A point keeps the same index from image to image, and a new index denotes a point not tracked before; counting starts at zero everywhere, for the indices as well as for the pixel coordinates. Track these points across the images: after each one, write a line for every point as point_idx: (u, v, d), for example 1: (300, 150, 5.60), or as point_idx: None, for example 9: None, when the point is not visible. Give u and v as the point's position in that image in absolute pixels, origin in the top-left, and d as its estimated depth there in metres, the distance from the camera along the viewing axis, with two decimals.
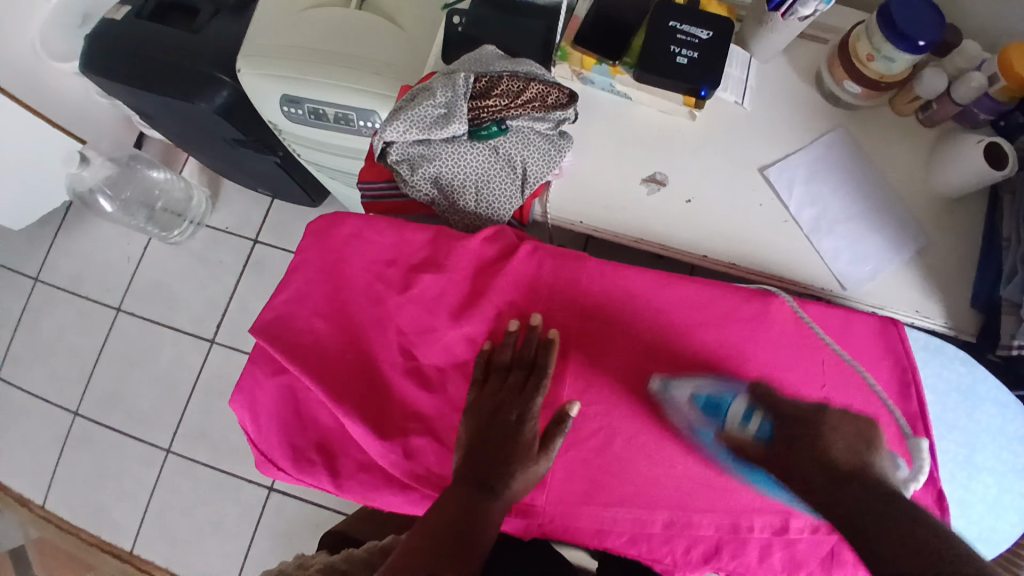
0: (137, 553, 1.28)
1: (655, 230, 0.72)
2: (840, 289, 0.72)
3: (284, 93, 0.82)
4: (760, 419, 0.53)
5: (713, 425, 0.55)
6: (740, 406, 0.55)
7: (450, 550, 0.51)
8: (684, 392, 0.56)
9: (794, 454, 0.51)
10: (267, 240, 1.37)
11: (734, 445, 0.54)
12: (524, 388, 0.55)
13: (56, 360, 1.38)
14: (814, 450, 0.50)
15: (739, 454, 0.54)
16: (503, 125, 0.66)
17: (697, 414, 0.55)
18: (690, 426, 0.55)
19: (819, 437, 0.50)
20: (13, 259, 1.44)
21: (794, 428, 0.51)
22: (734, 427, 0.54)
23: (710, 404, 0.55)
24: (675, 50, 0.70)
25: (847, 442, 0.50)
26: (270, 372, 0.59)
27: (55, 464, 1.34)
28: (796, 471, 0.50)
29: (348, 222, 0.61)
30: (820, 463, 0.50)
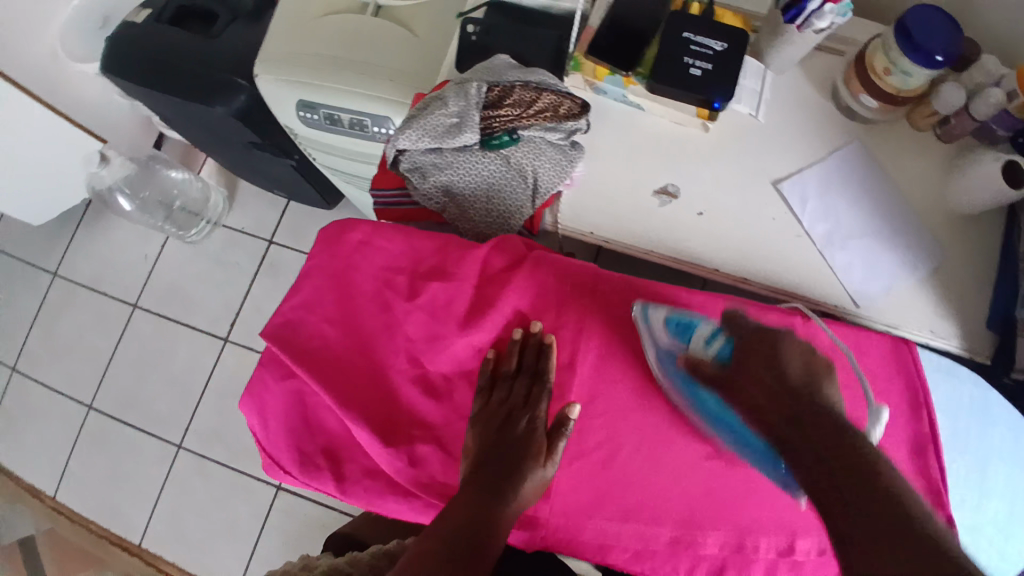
0: (146, 547, 1.30)
1: (666, 241, 0.72)
2: (852, 305, 0.72)
3: (300, 98, 0.84)
4: (723, 340, 0.56)
5: (679, 345, 0.57)
6: (706, 329, 0.57)
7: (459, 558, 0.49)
8: (659, 313, 0.57)
9: (749, 373, 0.54)
10: (281, 241, 1.39)
11: (692, 364, 0.56)
12: (532, 392, 0.57)
13: (72, 355, 1.41)
14: (771, 372, 0.52)
15: (696, 374, 0.56)
16: (514, 136, 0.66)
17: (666, 333, 0.57)
18: (656, 342, 0.56)
19: (777, 354, 0.53)
20: (32, 255, 1.48)
21: (752, 346, 0.54)
22: (697, 348, 0.57)
23: (678, 327, 0.57)
24: (689, 61, 0.70)
25: (802, 365, 0.52)
26: (279, 376, 0.59)
27: (68, 457, 1.37)
28: (752, 390, 0.53)
29: (360, 229, 0.62)
30: (770, 380, 0.52)
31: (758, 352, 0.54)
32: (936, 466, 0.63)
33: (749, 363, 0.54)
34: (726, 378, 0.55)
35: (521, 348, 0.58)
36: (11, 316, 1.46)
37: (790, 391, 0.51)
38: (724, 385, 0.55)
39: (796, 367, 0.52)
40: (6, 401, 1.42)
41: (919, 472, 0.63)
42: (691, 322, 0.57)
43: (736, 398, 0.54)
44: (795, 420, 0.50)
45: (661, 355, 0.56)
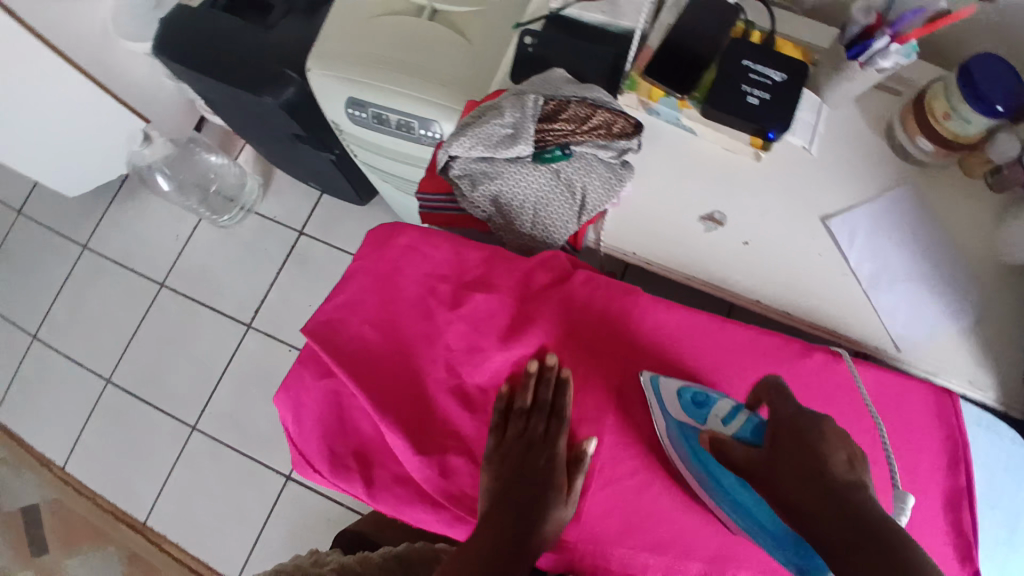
0: (151, 525, 1.31)
1: (711, 268, 0.71)
2: (895, 349, 0.70)
3: (351, 95, 0.84)
4: (745, 419, 0.51)
5: (695, 421, 0.53)
6: (726, 404, 0.53)
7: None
8: (669, 383, 0.55)
9: (784, 469, 0.45)
10: (311, 233, 1.39)
11: (716, 443, 0.50)
12: (547, 432, 0.56)
13: (95, 329, 1.42)
14: (803, 462, 0.44)
15: (721, 454, 0.49)
16: (567, 150, 0.66)
17: (678, 406, 0.54)
18: (668, 415, 0.54)
19: (817, 447, 0.44)
20: (63, 225, 1.50)
21: (787, 435, 0.46)
22: (715, 425, 0.52)
23: (694, 402, 0.54)
24: (747, 90, 0.69)
25: (843, 458, 0.44)
26: (316, 375, 0.60)
27: (81, 428, 1.38)
28: (782, 484, 0.44)
29: (407, 234, 0.62)
30: (801, 473, 0.43)
31: (794, 446, 0.45)
32: (968, 519, 0.61)
33: (784, 457, 0.45)
34: (757, 472, 0.47)
35: (536, 382, 0.56)
36: (36, 284, 1.48)
37: (834, 497, 0.42)
38: (756, 479, 0.46)
39: (842, 468, 0.43)
40: (25, 368, 1.44)
41: (949, 523, 0.61)
42: (706, 396, 0.54)
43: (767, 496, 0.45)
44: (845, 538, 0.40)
45: (674, 427, 0.53)
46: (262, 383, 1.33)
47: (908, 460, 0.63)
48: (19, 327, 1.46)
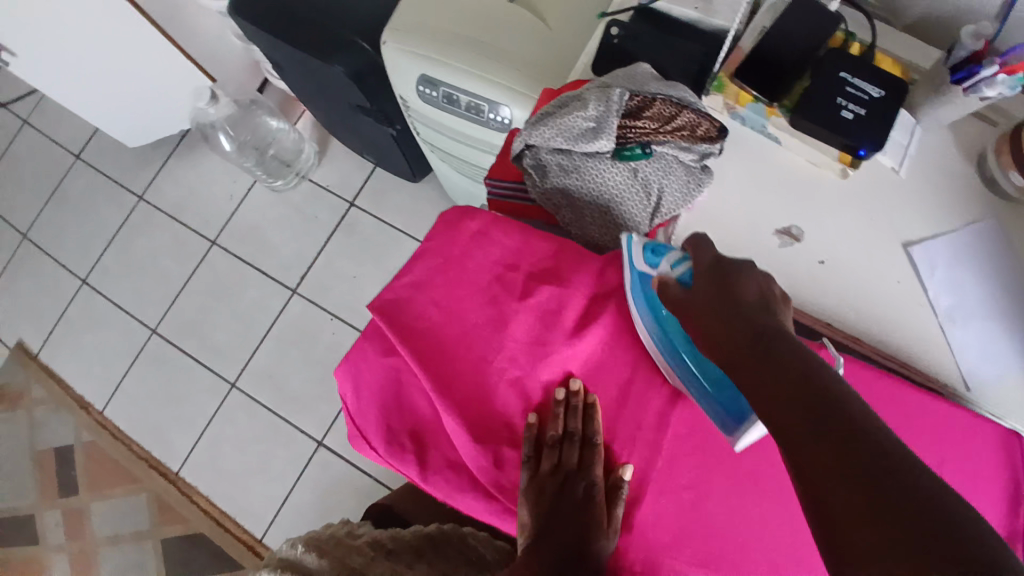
0: (182, 476, 1.35)
1: (783, 285, 0.69)
2: (964, 390, 0.67)
3: (423, 72, 0.83)
4: (687, 266, 0.56)
5: (649, 266, 0.56)
6: (676, 257, 0.56)
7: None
8: (640, 240, 0.57)
9: (704, 301, 0.52)
10: (361, 205, 1.40)
11: (660, 286, 0.55)
12: (583, 473, 0.57)
13: (144, 280, 1.46)
14: (724, 291, 0.52)
15: (664, 295, 0.55)
16: (648, 149, 0.63)
17: (641, 256, 0.56)
18: (634, 265, 0.56)
19: (733, 283, 0.52)
20: (121, 174, 1.53)
21: (712, 275, 0.54)
22: (665, 269, 0.56)
23: (652, 251, 0.57)
24: (842, 103, 0.67)
25: (758, 291, 0.52)
26: (378, 351, 0.60)
27: (123, 373, 1.42)
28: (702, 309, 0.52)
29: (484, 220, 0.61)
30: (724, 300, 0.51)
31: (717, 284, 0.53)
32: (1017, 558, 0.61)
33: (707, 292, 0.53)
34: (686, 306, 0.53)
35: (564, 412, 0.56)
36: (90, 230, 1.52)
37: (742, 313, 0.50)
38: (682, 313, 0.53)
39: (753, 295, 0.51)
40: (71, 311, 1.49)
41: None
42: (665, 248, 0.57)
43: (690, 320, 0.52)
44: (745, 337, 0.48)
45: (636, 282, 0.56)
46: (301, 349, 1.35)
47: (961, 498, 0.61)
48: (68, 271, 1.51)
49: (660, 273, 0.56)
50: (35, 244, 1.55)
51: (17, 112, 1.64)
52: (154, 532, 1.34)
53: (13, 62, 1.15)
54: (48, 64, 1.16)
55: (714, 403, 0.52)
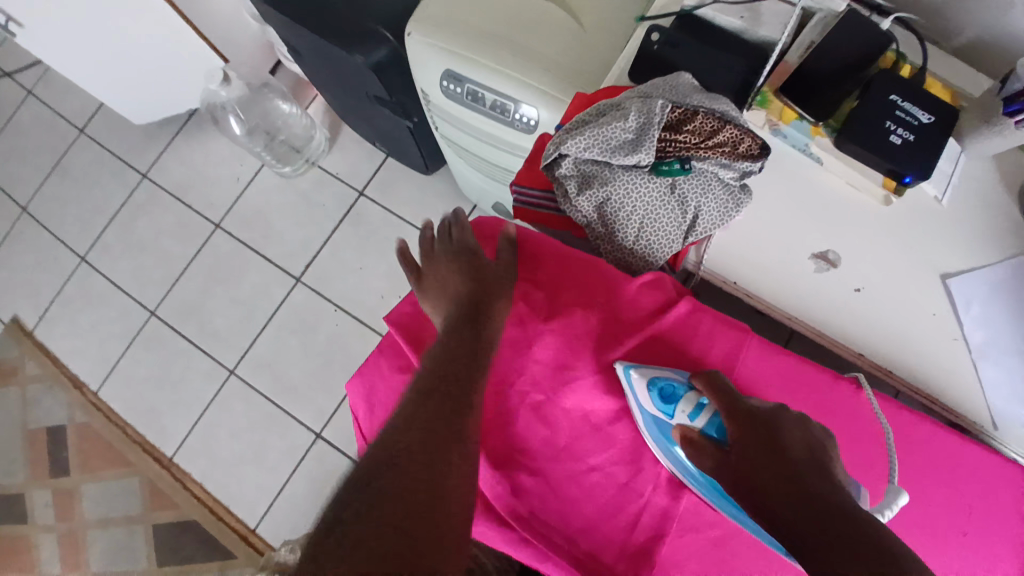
0: (177, 462, 1.32)
1: (812, 311, 0.67)
2: (991, 429, 0.65)
3: (449, 67, 0.79)
4: (709, 414, 0.52)
5: (666, 415, 0.52)
6: (692, 396, 0.52)
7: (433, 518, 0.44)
8: (642, 375, 0.53)
9: (753, 463, 0.48)
10: (371, 195, 1.37)
11: (685, 441, 0.51)
12: (469, 285, 0.56)
13: (145, 259, 1.42)
14: (769, 447, 0.48)
15: (693, 450, 0.51)
16: (687, 165, 0.61)
17: (650, 401, 0.52)
18: (642, 407, 0.53)
19: (777, 436, 0.49)
20: (125, 151, 1.49)
21: (749, 426, 0.49)
22: (685, 418, 0.52)
23: (662, 394, 0.52)
24: (891, 126, 0.64)
25: (804, 443, 0.48)
26: (395, 367, 0.58)
27: (119, 355, 1.39)
28: (748, 468, 0.48)
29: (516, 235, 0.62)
30: (773, 459, 0.47)
31: (759, 438, 0.49)
32: None
33: (748, 449, 0.49)
34: (729, 470, 0.49)
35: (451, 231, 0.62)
36: (91, 205, 1.48)
37: (797, 476, 0.46)
38: (729, 479, 0.48)
39: (803, 453, 0.48)
40: (69, 287, 1.45)
41: None
42: (677, 387, 0.52)
43: (738, 482, 0.48)
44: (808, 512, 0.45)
45: (650, 425, 0.53)
46: (302, 338, 1.32)
47: (989, 544, 0.59)
48: (67, 247, 1.47)
49: (678, 423, 0.51)
50: (35, 218, 1.51)
51: (21, 83, 1.58)
52: (145, 518, 1.31)
53: (19, 32, 1.09)
54: (57, 37, 1.11)
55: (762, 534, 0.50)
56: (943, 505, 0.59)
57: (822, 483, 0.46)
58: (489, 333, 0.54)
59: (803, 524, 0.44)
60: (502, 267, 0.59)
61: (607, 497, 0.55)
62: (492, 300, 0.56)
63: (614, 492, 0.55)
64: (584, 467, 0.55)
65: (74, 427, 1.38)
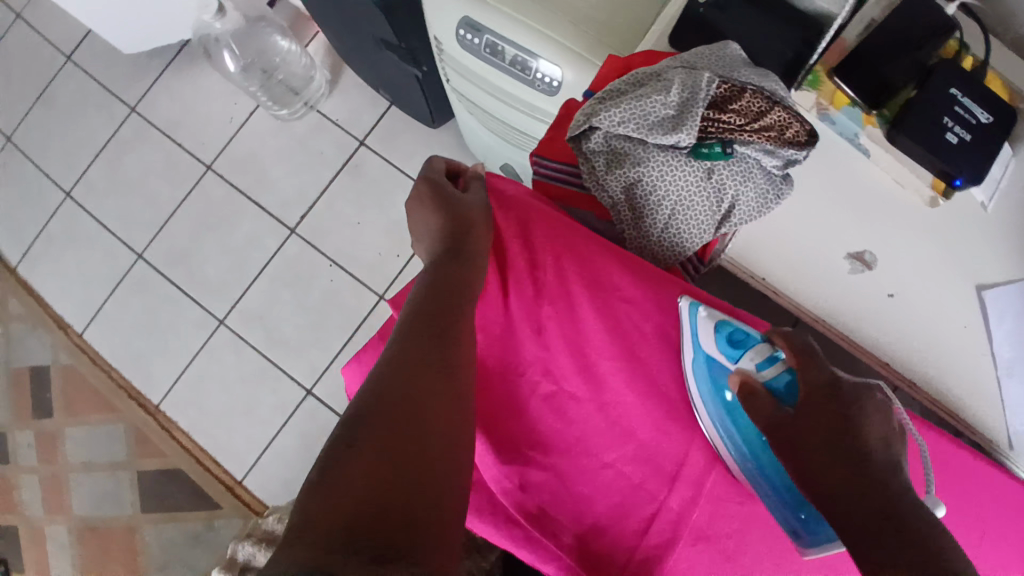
0: (163, 410, 1.29)
1: (840, 313, 0.64)
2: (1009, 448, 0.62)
3: (467, 15, 0.71)
4: (781, 369, 0.48)
5: (728, 360, 0.49)
6: (764, 350, 0.49)
7: (407, 474, 0.41)
8: (709, 315, 0.50)
9: (813, 435, 0.45)
10: (372, 145, 1.29)
11: (745, 387, 0.49)
12: (448, 236, 0.55)
13: (133, 199, 1.35)
14: (841, 425, 0.45)
15: (748, 399, 0.48)
16: (728, 149, 0.55)
17: (714, 344, 0.49)
18: (700, 346, 0.50)
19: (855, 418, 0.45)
20: (111, 80, 1.39)
21: (824, 399, 0.46)
22: (749, 367, 0.49)
23: (729, 338, 0.49)
24: (948, 125, 0.59)
25: (882, 433, 0.45)
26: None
27: (105, 298, 1.34)
28: (806, 437, 0.46)
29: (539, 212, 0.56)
30: (839, 439, 0.44)
31: (832, 413, 0.45)
32: None
33: (818, 422, 0.46)
34: (788, 436, 0.46)
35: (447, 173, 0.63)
36: (76, 138, 1.39)
37: (862, 465, 0.44)
38: (783, 443, 0.46)
39: (880, 446, 0.44)
40: (54, 224, 1.38)
41: None
42: (748, 336, 0.50)
43: (791, 450, 0.46)
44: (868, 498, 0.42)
45: (700, 364, 0.50)
46: (296, 291, 1.27)
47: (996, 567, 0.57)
48: (51, 181, 1.39)
49: (741, 370, 0.49)
50: (19, 148, 1.42)
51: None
52: (131, 464, 1.30)
53: None
54: None
55: (792, 511, 0.48)
56: (955, 526, 0.58)
57: (891, 477, 0.43)
58: (469, 286, 0.52)
59: (855, 506, 0.42)
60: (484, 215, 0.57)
61: (618, 496, 0.52)
62: (471, 249, 0.54)
63: (626, 491, 0.52)
64: (597, 464, 0.52)
65: (59, 369, 1.34)
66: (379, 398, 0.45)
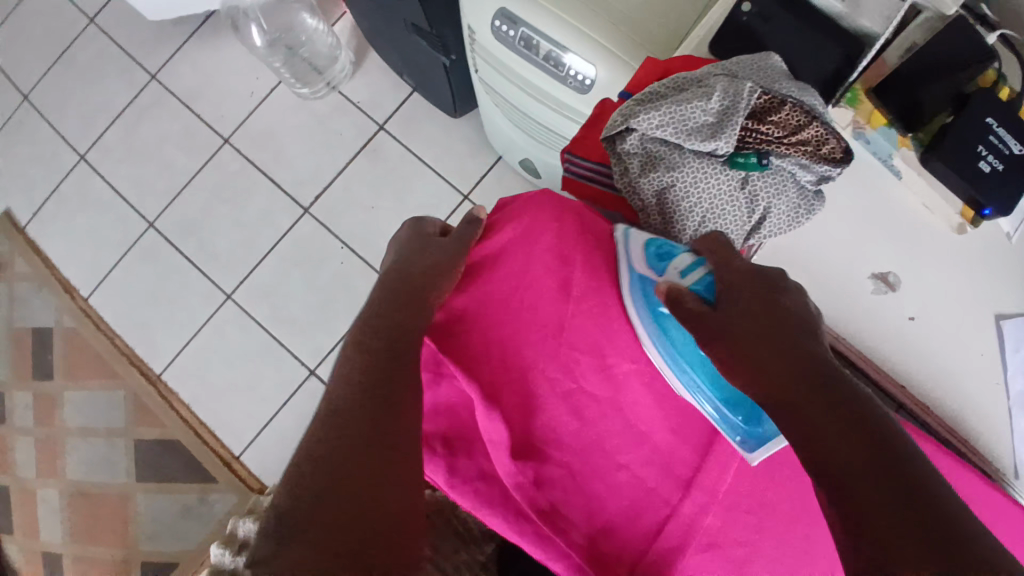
0: (164, 381, 1.29)
1: (858, 332, 0.64)
2: (1013, 477, 0.63)
3: (505, 6, 0.71)
4: (703, 271, 0.50)
5: (654, 271, 0.51)
6: (686, 256, 0.52)
7: (358, 522, 0.39)
8: (637, 237, 0.54)
9: (734, 322, 0.46)
10: (392, 130, 1.28)
11: (671, 292, 0.49)
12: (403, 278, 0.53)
13: (148, 167, 1.34)
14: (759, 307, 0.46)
15: (674, 301, 0.48)
16: (765, 160, 0.55)
17: (643, 257, 0.52)
18: (633, 267, 0.52)
19: (771, 299, 0.47)
20: (133, 46, 1.37)
21: (739, 287, 0.48)
22: (673, 275, 0.51)
23: (657, 253, 0.52)
24: (981, 153, 0.59)
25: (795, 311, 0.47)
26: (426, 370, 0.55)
27: (113, 265, 1.33)
28: (730, 326, 0.46)
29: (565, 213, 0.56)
30: (760, 321, 0.46)
31: (749, 298, 0.47)
32: None
33: (735, 310, 0.47)
34: (715, 322, 0.47)
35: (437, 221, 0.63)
36: (93, 102, 1.38)
37: (783, 342, 0.44)
38: (709, 334, 0.46)
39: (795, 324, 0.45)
40: (66, 186, 1.37)
41: None
42: (673, 248, 0.52)
43: (716, 338, 0.46)
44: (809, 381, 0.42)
45: (635, 284, 0.52)
46: (305, 271, 1.27)
47: None
48: (67, 143, 1.38)
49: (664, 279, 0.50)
50: (37, 108, 1.41)
51: None
52: (128, 432, 1.29)
53: None
54: None
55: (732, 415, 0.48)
56: None
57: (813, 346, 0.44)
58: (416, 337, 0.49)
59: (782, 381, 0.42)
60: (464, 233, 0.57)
61: (632, 498, 0.53)
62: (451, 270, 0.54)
63: (640, 494, 0.53)
64: (613, 465, 0.53)
65: (61, 332, 1.33)
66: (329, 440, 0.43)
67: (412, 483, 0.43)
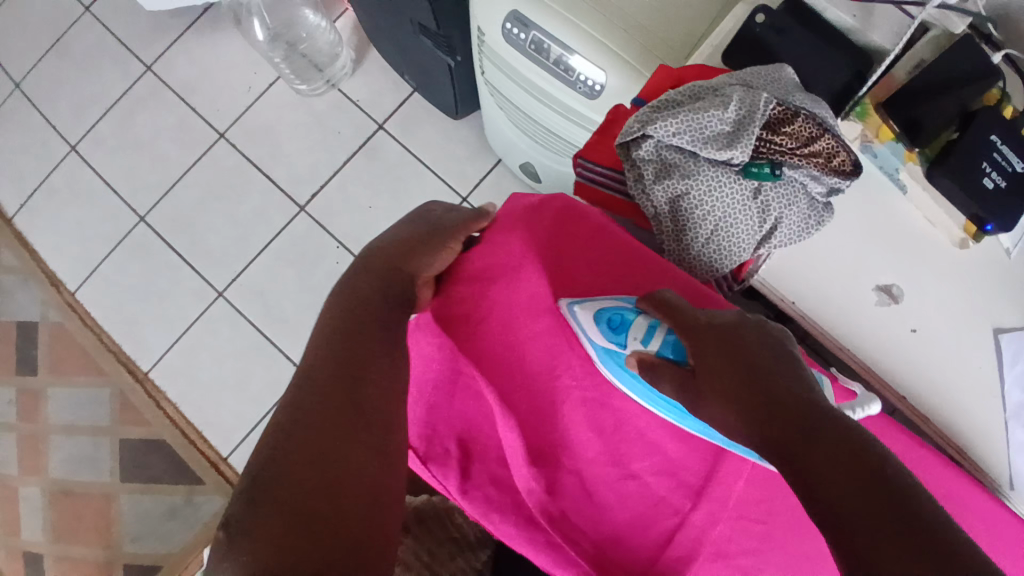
0: (151, 379, 1.26)
1: (861, 344, 0.64)
2: (1007, 487, 0.64)
3: (516, 8, 0.71)
4: (663, 333, 0.49)
5: (617, 345, 0.49)
6: (643, 321, 0.50)
7: (325, 511, 0.40)
8: (585, 309, 0.51)
9: (709, 374, 0.44)
10: (391, 130, 1.27)
11: (643, 365, 0.48)
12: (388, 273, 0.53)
13: (141, 159, 1.32)
14: (732, 353, 0.45)
15: (650, 373, 0.47)
16: (778, 170, 0.55)
17: (599, 333, 0.50)
18: (591, 341, 0.50)
19: (742, 343, 0.45)
20: (129, 36, 1.35)
21: (703, 340, 0.46)
22: (638, 345, 0.49)
23: (610, 324, 0.50)
24: (986, 169, 0.60)
25: (771, 349, 0.45)
26: (438, 374, 0.56)
27: (102, 258, 1.30)
28: (706, 382, 0.45)
29: (550, 204, 0.57)
30: (736, 368, 0.44)
31: (719, 347, 0.45)
32: None
33: (703, 363, 0.45)
34: (692, 386, 0.46)
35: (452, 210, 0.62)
36: (86, 92, 1.35)
37: (761, 385, 0.42)
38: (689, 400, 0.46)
39: (773, 363, 0.44)
40: (56, 177, 1.34)
41: None
42: (625, 314, 0.50)
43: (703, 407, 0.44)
44: (787, 422, 0.40)
45: (600, 357, 0.50)
46: (299, 271, 1.25)
47: None
48: (57, 134, 1.35)
49: (631, 351, 0.49)
50: (27, 96, 1.37)
51: None
52: (112, 430, 1.26)
53: None
54: None
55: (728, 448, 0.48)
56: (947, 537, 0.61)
57: (790, 381, 0.43)
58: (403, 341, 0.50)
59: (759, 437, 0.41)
60: (452, 220, 0.59)
61: (642, 507, 0.53)
62: (440, 246, 0.56)
63: (649, 503, 0.53)
64: (623, 474, 0.53)
65: (47, 325, 1.30)
66: (296, 427, 0.44)
67: (376, 474, 0.44)
